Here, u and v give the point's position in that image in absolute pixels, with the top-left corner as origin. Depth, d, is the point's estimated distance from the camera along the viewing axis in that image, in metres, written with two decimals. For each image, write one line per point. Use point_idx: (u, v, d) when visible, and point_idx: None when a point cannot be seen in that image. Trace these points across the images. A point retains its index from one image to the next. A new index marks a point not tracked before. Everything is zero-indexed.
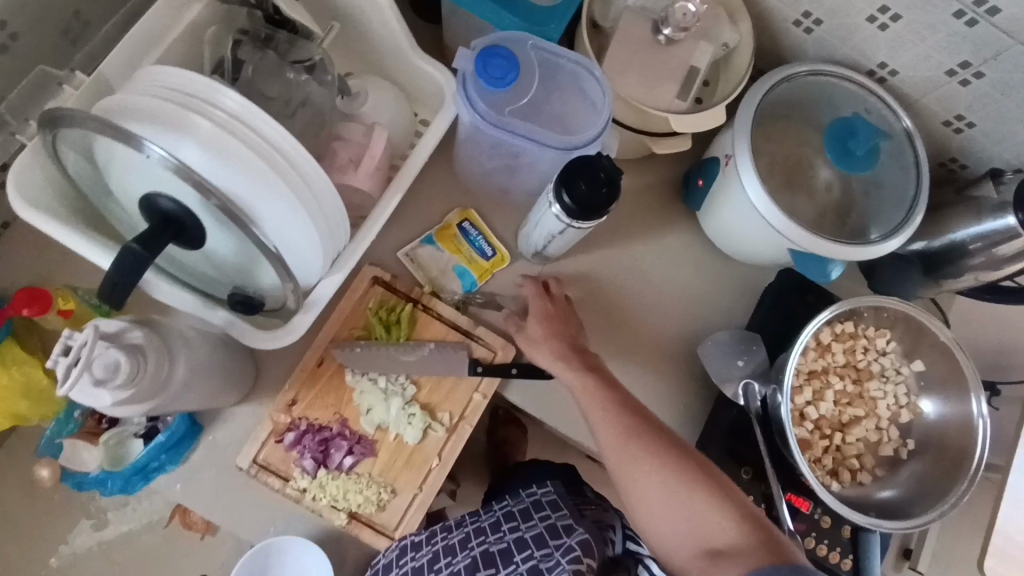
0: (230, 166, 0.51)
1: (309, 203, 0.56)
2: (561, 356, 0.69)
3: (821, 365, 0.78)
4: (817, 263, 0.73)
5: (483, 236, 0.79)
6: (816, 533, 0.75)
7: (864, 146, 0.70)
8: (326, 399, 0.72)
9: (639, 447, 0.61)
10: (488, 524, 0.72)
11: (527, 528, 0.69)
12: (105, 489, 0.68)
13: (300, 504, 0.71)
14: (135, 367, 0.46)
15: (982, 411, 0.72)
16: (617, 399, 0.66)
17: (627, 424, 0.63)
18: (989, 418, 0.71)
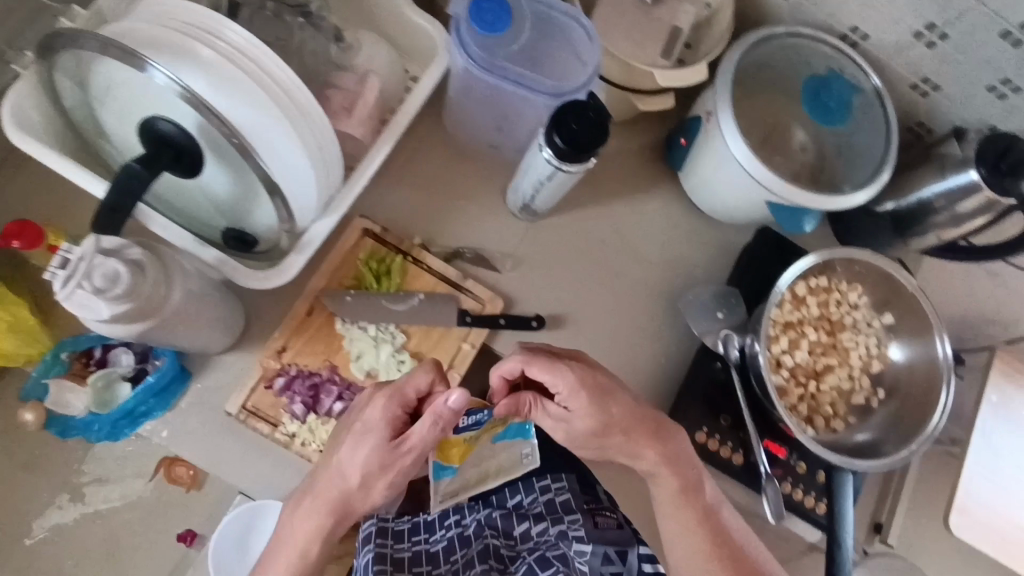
0: (232, 93, 0.52)
1: (306, 137, 0.57)
2: (627, 439, 0.64)
3: (797, 316, 0.81)
4: (791, 216, 0.77)
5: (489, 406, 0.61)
6: (792, 477, 0.79)
7: (838, 99, 0.78)
8: (315, 346, 0.73)
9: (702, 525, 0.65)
10: (502, 519, 0.73)
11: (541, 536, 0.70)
12: (94, 435, 0.68)
13: (289, 449, 0.71)
14: (130, 280, 0.48)
15: (947, 356, 0.76)
16: (687, 480, 0.66)
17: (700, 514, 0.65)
18: (952, 357, 0.76)
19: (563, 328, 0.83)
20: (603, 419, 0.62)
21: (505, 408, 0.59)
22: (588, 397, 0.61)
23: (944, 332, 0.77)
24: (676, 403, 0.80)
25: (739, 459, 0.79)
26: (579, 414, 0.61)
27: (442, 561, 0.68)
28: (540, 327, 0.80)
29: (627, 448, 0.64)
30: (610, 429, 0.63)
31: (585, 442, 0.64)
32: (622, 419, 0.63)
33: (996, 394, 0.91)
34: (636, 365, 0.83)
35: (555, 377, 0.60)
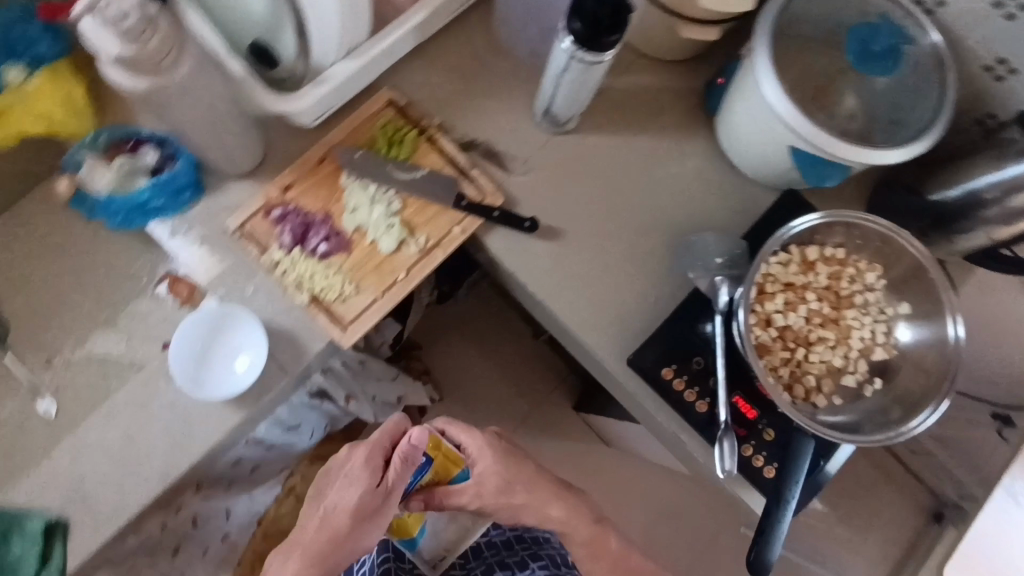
0: None
1: None
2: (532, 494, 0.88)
3: (801, 279, 0.77)
4: (812, 165, 0.74)
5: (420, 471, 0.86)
6: (755, 442, 0.75)
7: (884, 45, 0.74)
8: (318, 191, 0.78)
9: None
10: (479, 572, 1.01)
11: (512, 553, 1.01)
12: (110, 218, 0.76)
13: (270, 276, 0.75)
14: (141, 27, 0.55)
15: (959, 346, 0.70)
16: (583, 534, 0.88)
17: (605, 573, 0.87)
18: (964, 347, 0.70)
19: (557, 241, 0.82)
20: (507, 478, 0.88)
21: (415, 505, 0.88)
22: (494, 457, 0.88)
23: (959, 314, 0.71)
24: (652, 338, 0.79)
25: (703, 407, 0.76)
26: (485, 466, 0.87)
27: None
28: (532, 231, 0.81)
29: (533, 500, 0.88)
30: (509, 484, 0.88)
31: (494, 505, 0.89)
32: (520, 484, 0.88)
33: None
34: (622, 295, 0.82)
35: (467, 436, 0.88)
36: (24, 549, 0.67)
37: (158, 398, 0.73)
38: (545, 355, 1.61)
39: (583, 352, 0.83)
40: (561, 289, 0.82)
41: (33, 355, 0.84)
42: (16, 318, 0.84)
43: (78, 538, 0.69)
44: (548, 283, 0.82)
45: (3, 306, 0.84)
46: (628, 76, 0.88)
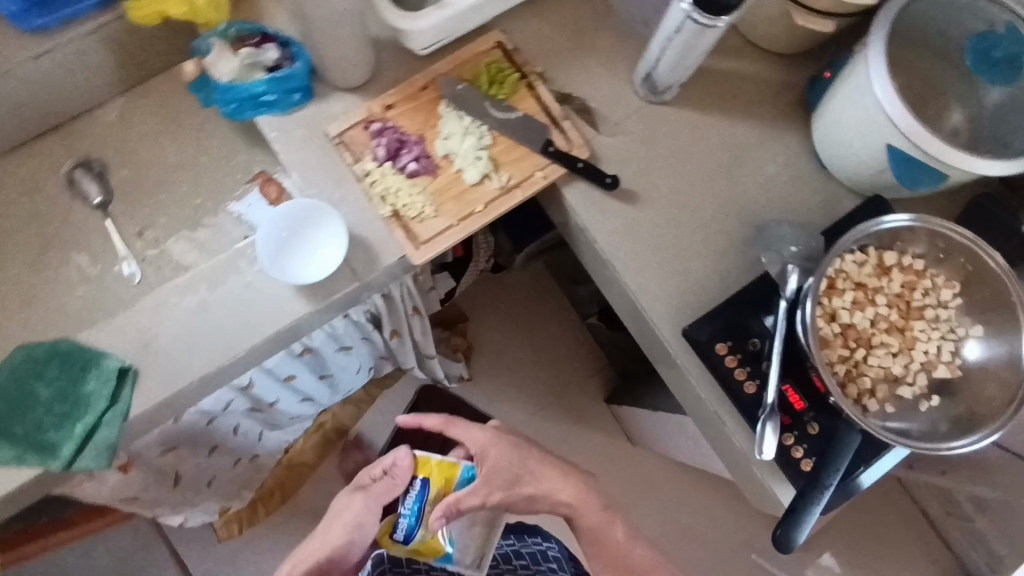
0: None
1: None
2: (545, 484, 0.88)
3: (874, 282, 0.76)
4: (906, 165, 0.73)
5: (423, 488, 0.92)
6: (797, 433, 0.75)
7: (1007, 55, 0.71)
8: (416, 114, 0.81)
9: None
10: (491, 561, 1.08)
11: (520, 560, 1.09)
12: (224, 105, 0.81)
13: (358, 185, 0.79)
14: None
15: None
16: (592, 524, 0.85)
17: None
18: None
19: (632, 205, 0.84)
20: (513, 465, 0.89)
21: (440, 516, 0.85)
22: (493, 444, 0.90)
23: None
24: (711, 314, 0.79)
25: (750, 389, 0.76)
26: (489, 453, 0.89)
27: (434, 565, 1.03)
28: (612, 188, 0.82)
29: (544, 484, 0.88)
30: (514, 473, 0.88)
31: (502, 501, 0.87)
32: (529, 471, 0.89)
33: None
34: (687, 269, 0.82)
35: (467, 430, 0.91)
36: (98, 385, 0.73)
37: (237, 278, 0.77)
38: (587, 342, 1.62)
39: (639, 318, 0.83)
40: (629, 252, 0.83)
41: (129, 225, 0.90)
42: (122, 187, 0.91)
43: (145, 387, 0.74)
44: (616, 244, 0.83)
45: (113, 175, 0.91)
46: (731, 60, 0.89)
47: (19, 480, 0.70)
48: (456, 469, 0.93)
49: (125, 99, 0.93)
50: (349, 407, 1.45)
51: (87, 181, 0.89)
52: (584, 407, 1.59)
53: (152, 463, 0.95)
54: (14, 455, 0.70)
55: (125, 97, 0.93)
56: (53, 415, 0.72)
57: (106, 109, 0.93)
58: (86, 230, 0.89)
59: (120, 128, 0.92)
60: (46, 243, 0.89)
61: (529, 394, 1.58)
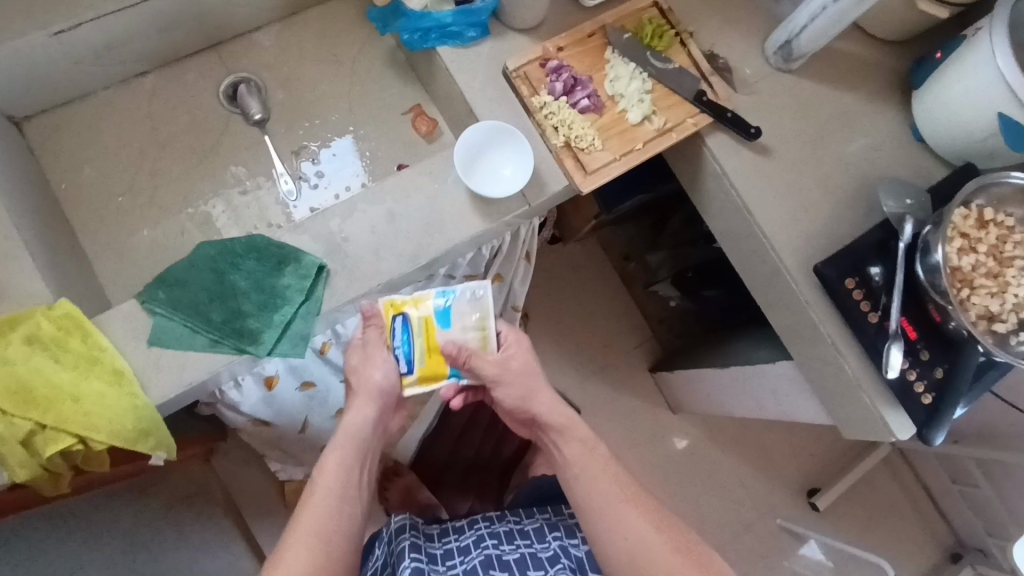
0: None
1: None
2: (558, 407, 0.86)
3: (976, 232, 0.89)
4: (1014, 132, 0.85)
5: (407, 320, 0.85)
6: (913, 359, 0.85)
7: None
8: (586, 58, 0.89)
9: (621, 496, 0.78)
10: (504, 532, 0.93)
11: (540, 546, 0.91)
12: (407, 33, 0.87)
13: (533, 116, 0.86)
14: None
15: None
16: (604, 460, 0.83)
17: (622, 488, 0.80)
18: None
19: (764, 157, 0.94)
20: (528, 368, 0.87)
21: (451, 346, 0.84)
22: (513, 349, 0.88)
23: None
24: (838, 255, 0.89)
25: (873, 319, 0.86)
26: (511, 356, 0.87)
27: (440, 558, 0.90)
28: (754, 139, 0.91)
29: (544, 401, 0.86)
30: (527, 377, 0.87)
31: (510, 383, 0.86)
32: (539, 385, 0.87)
33: None
34: (811, 217, 0.93)
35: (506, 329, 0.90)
36: (294, 280, 0.75)
37: (420, 193, 0.81)
38: (633, 316, 1.70)
39: (767, 259, 0.93)
40: (762, 198, 0.92)
41: (285, 144, 0.93)
42: (279, 108, 0.94)
43: (335, 285, 0.77)
44: (751, 189, 0.92)
45: (270, 95, 0.94)
46: (843, 42, 1.01)
47: (215, 365, 0.73)
48: (428, 298, 0.86)
49: (282, 26, 0.96)
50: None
51: (248, 98, 0.92)
52: (630, 376, 1.68)
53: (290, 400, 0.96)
54: (210, 341, 0.73)
55: (282, 24, 0.96)
56: (249, 305, 0.75)
57: (263, 34, 0.96)
58: (243, 146, 0.92)
59: (277, 52, 0.95)
60: (205, 156, 0.91)
61: (578, 360, 1.66)
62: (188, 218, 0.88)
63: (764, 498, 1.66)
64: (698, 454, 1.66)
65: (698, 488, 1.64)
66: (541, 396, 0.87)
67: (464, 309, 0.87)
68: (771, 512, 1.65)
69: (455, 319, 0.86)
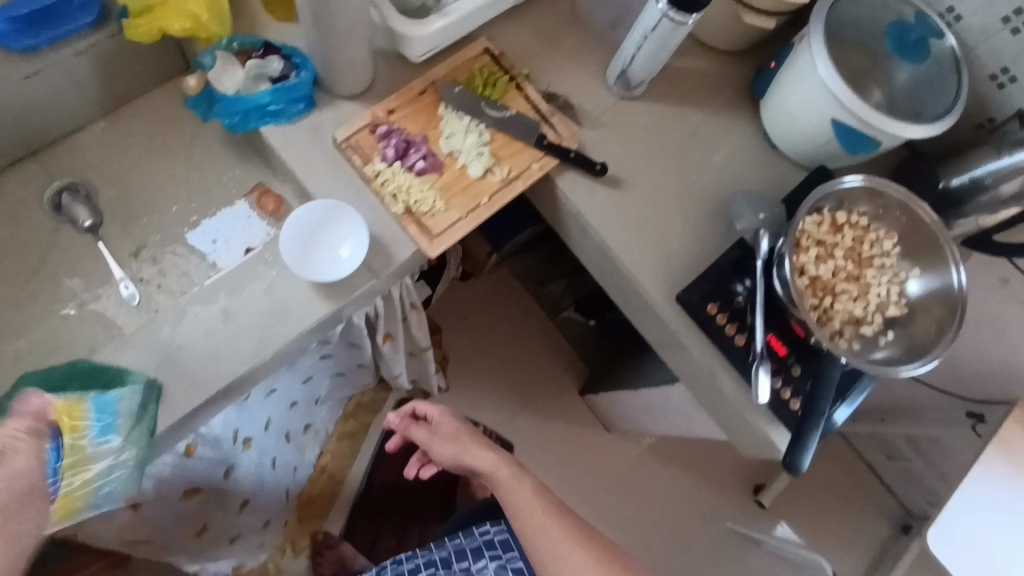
0: None
1: None
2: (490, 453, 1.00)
3: (832, 238, 0.89)
4: (849, 136, 0.86)
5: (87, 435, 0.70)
6: (784, 375, 0.85)
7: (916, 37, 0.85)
8: (418, 117, 0.86)
9: (545, 516, 0.89)
10: (443, 558, 1.06)
11: (475, 565, 1.02)
12: (227, 117, 0.82)
13: (369, 185, 0.83)
14: None
15: (963, 286, 0.83)
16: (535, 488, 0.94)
17: (548, 507, 0.91)
18: (967, 286, 0.83)
19: (618, 189, 0.93)
20: (455, 430, 1.06)
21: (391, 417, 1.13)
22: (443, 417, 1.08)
23: (962, 264, 0.85)
24: (699, 280, 0.88)
25: (741, 341, 0.86)
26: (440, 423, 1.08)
27: None
28: (601, 174, 0.91)
29: (471, 453, 1.01)
30: (456, 433, 1.06)
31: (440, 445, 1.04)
32: (467, 438, 1.04)
33: (1007, 440, 1.00)
34: (673, 243, 0.92)
35: (429, 406, 1.10)
36: None
37: (254, 283, 0.79)
38: (556, 339, 1.69)
39: (634, 291, 0.92)
40: (620, 230, 0.92)
41: (122, 246, 0.89)
42: (112, 209, 0.89)
43: (168, 400, 0.74)
44: (608, 224, 0.91)
45: (102, 197, 0.90)
46: (686, 60, 1.01)
47: None
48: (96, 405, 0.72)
49: (106, 122, 0.92)
50: (345, 441, 1.46)
51: (75, 205, 0.87)
52: (560, 400, 1.66)
53: (171, 506, 0.93)
54: None
55: (107, 119, 0.93)
56: None
57: (88, 132, 0.92)
58: (76, 256, 0.87)
59: (105, 150, 0.91)
60: (37, 272, 0.86)
61: (506, 394, 1.63)
62: (23, 340, 0.83)
63: (711, 503, 1.65)
64: (636, 467, 1.66)
65: (642, 502, 1.63)
66: (470, 451, 1.01)
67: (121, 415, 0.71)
68: (721, 517, 1.64)
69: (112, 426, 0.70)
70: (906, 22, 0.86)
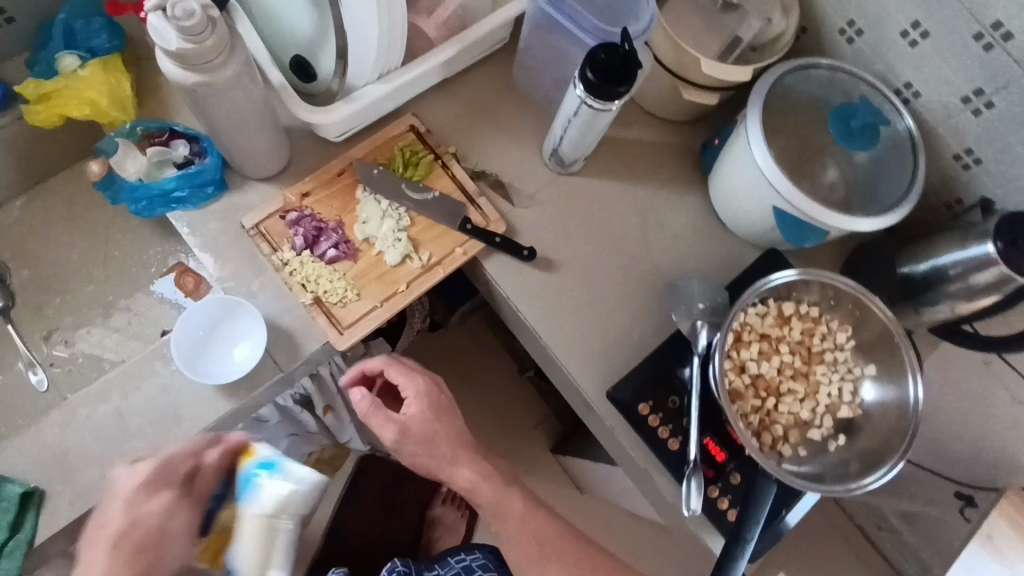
0: None
1: (382, 11, 0.68)
2: (479, 472, 0.80)
3: (778, 332, 0.82)
4: (792, 225, 0.80)
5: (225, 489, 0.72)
6: (721, 484, 0.78)
7: (862, 123, 0.79)
8: (334, 201, 0.82)
9: (541, 547, 0.80)
10: None
11: None
12: (133, 203, 0.81)
13: (277, 274, 0.79)
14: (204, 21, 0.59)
15: (918, 398, 0.75)
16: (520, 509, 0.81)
17: (540, 534, 0.81)
18: (922, 400, 0.75)
19: (552, 273, 0.87)
20: (430, 429, 0.77)
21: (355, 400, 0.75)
22: (421, 406, 0.78)
23: (920, 372, 0.76)
24: (631, 375, 0.82)
25: (674, 445, 0.79)
26: (413, 417, 0.77)
27: None
28: (529, 259, 0.86)
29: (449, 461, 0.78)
30: (431, 430, 0.77)
31: (411, 452, 0.78)
32: (445, 440, 0.78)
33: (993, 536, 0.90)
34: (610, 331, 0.86)
35: (406, 381, 0.78)
36: None
37: (151, 381, 0.76)
38: None
39: (565, 382, 0.86)
40: (552, 319, 0.85)
41: (35, 329, 0.88)
42: (26, 291, 0.89)
43: (50, 509, 0.70)
44: (538, 310, 0.85)
45: (17, 277, 0.89)
46: (631, 129, 0.95)
47: None
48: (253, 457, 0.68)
49: (26, 200, 0.92)
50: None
51: None
52: None
53: None
54: None
55: (27, 197, 0.92)
56: None
57: (6, 210, 0.91)
58: None
59: (24, 229, 0.91)
60: None
61: None
62: None
63: None
64: None
65: None
66: (449, 461, 0.78)
67: (274, 489, 0.65)
68: None
69: (252, 498, 0.65)
70: (853, 103, 0.80)
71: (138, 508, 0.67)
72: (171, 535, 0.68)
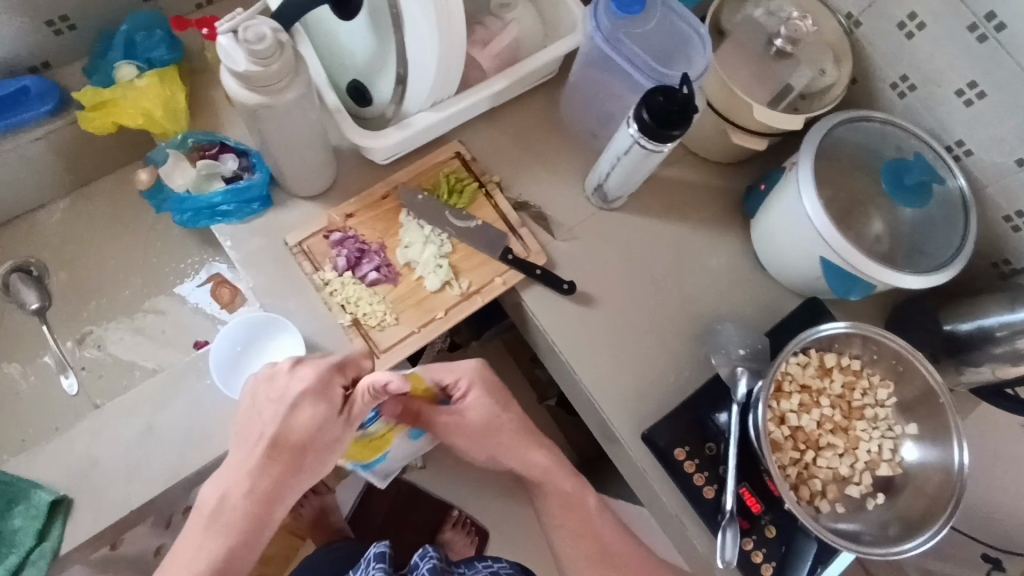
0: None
1: (444, 43, 0.68)
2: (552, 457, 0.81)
3: (819, 383, 0.80)
4: (837, 276, 0.79)
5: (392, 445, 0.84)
6: (756, 536, 0.76)
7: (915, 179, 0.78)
8: (377, 223, 0.82)
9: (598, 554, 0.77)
10: None
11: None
12: (179, 215, 0.81)
13: (317, 293, 0.79)
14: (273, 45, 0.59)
15: (963, 464, 0.74)
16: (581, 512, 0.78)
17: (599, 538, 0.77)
18: (967, 467, 0.73)
19: (588, 308, 0.86)
20: (490, 416, 0.79)
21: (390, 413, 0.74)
22: (480, 392, 0.79)
23: (965, 439, 0.75)
24: (666, 417, 0.81)
25: (709, 493, 0.78)
26: (469, 405, 0.79)
27: None
28: (568, 293, 0.85)
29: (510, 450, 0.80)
30: (494, 417, 0.79)
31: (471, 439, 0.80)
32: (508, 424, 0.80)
33: None
34: (644, 371, 0.85)
35: (460, 367, 0.79)
36: (26, 520, 0.68)
37: (184, 395, 0.75)
38: None
39: (596, 419, 0.85)
40: (587, 355, 0.84)
41: (67, 331, 0.88)
42: (62, 292, 0.89)
43: (78, 519, 0.70)
44: (574, 345, 0.84)
45: (54, 279, 0.90)
46: (673, 169, 0.95)
47: None
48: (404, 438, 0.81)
49: (68, 202, 0.93)
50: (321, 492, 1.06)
51: (24, 288, 0.87)
52: None
53: None
54: None
55: (69, 199, 0.93)
56: None
57: (47, 212, 0.92)
58: (21, 337, 0.87)
59: (64, 231, 0.91)
60: None
61: None
62: None
63: None
64: None
65: None
66: (512, 443, 0.81)
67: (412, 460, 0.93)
68: None
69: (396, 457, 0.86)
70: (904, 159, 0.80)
71: (295, 416, 0.66)
72: (323, 445, 0.67)
